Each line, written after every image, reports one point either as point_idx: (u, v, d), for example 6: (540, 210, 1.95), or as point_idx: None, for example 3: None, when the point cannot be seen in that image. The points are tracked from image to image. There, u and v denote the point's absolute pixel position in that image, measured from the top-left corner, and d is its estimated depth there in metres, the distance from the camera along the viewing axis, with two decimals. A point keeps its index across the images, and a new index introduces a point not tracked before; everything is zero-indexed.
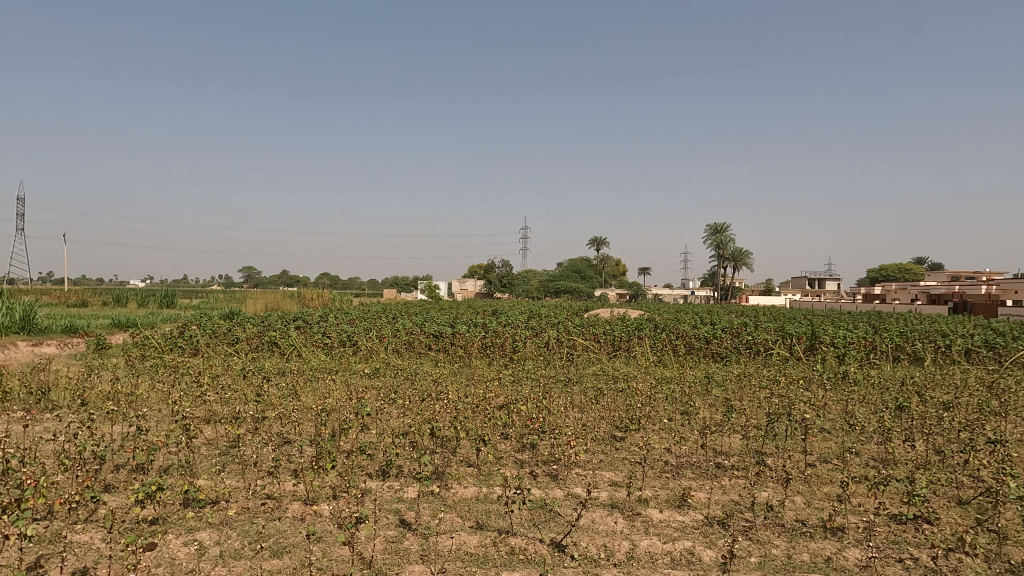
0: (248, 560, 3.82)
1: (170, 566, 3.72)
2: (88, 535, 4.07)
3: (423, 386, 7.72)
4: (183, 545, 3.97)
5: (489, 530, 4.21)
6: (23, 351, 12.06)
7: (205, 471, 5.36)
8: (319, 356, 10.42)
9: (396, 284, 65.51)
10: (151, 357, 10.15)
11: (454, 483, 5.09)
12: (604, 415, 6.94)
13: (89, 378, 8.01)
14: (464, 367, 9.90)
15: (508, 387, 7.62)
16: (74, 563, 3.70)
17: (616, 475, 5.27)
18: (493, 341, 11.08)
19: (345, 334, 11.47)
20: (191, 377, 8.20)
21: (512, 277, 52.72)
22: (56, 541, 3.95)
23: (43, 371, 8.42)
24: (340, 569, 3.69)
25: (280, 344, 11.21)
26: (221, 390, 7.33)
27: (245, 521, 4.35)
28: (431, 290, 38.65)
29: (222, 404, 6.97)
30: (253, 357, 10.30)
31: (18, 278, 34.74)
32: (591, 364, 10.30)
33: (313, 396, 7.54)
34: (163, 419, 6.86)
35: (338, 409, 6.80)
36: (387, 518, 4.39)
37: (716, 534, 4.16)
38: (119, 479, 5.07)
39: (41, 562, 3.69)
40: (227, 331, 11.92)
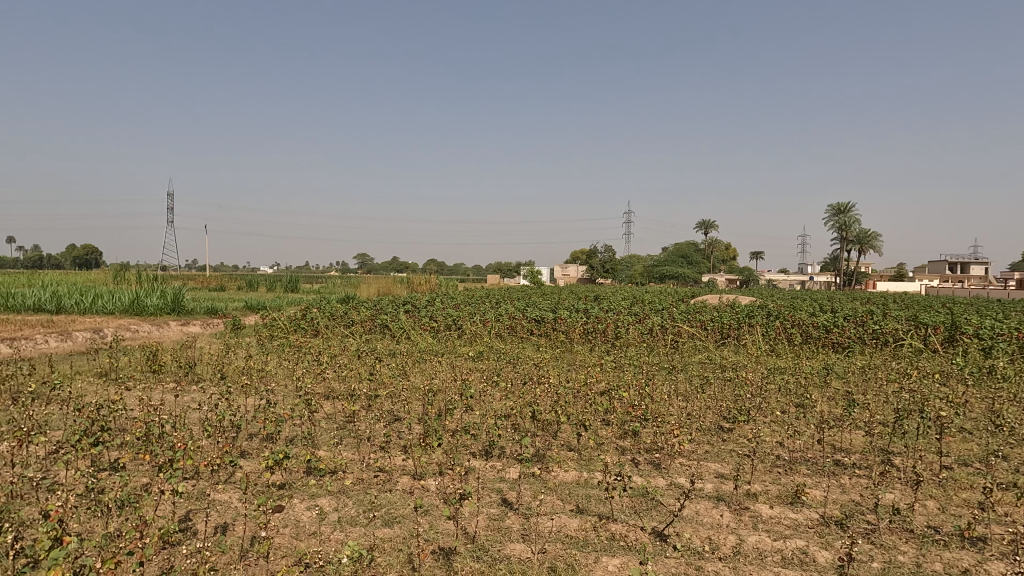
0: (363, 527, 4.09)
1: (295, 528, 4.08)
2: (228, 495, 4.55)
3: (526, 370, 7.85)
4: (307, 510, 4.33)
5: (590, 515, 4.22)
6: (174, 328, 13.61)
7: (326, 443, 5.81)
8: (426, 338, 10.89)
9: (500, 270, 66.89)
10: (278, 337, 11.10)
11: (555, 465, 5.15)
12: (710, 404, 6.70)
13: (227, 356, 8.94)
14: (567, 354, 9.92)
15: (610, 374, 7.56)
16: (216, 518, 4.16)
17: (722, 467, 5.08)
18: (595, 327, 11.00)
19: (451, 318, 11.85)
20: (312, 356, 8.90)
21: (615, 263, 51.85)
22: (202, 498, 4.45)
23: (192, 347, 9.50)
24: (446, 542, 3.87)
25: (391, 327, 11.79)
26: (339, 369, 7.89)
27: (359, 491, 4.66)
28: (531, 273, 39.14)
29: (339, 382, 7.50)
30: (367, 339, 10.96)
31: (170, 267, 39.71)
32: (697, 351, 9.98)
33: (421, 377, 7.89)
34: (289, 393, 7.50)
35: (445, 389, 7.08)
36: (490, 496, 4.53)
37: (833, 535, 3.90)
38: (252, 446, 5.61)
39: (191, 515, 4.18)
40: (344, 314, 12.73)
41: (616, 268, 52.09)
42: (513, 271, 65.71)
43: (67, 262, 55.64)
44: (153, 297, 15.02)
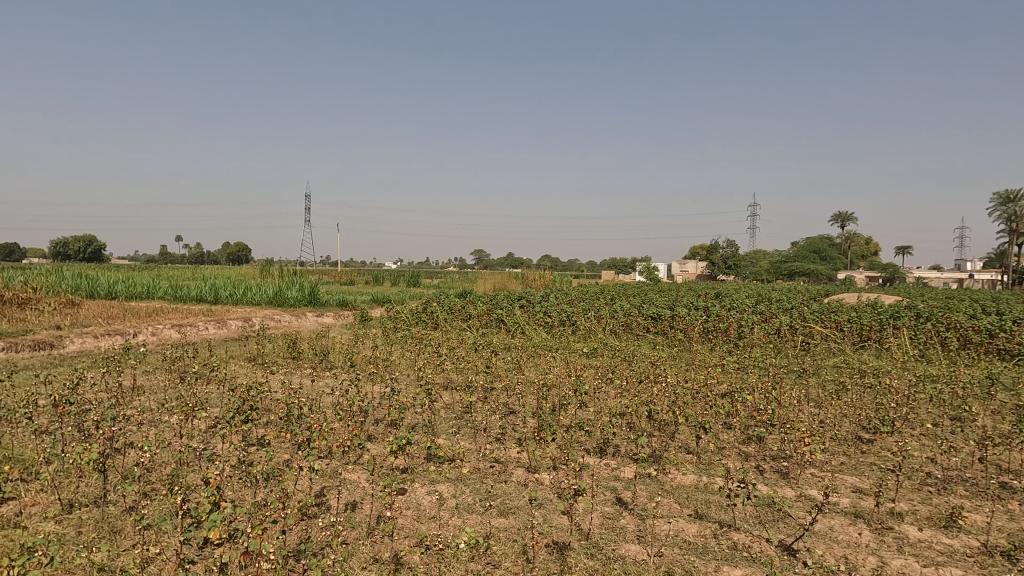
0: (479, 515, 4.21)
1: (417, 510, 4.28)
2: (357, 475, 4.88)
3: (641, 368, 7.68)
4: (427, 494, 4.53)
5: (709, 521, 4.04)
6: (310, 319, 14.82)
7: (445, 431, 6.05)
8: (540, 333, 10.99)
9: (614, 266, 65.97)
10: (401, 329, 11.73)
11: (672, 468, 4.98)
12: (847, 412, 6.16)
13: (357, 346, 9.58)
14: (685, 353, 9.56)
15: (733, 375, 7.19)
16: (347, 495, 4.48)
17: (861, 481, 4.65)
18: (716, 325, 10.51)
19: (565, 313, 11.87)
20: (432, 348, 9.31)
21: (738, 259, 49.24)
22: (335, 476, 4.81)
23: (326, 336, 10.28)
24: (559, 537, 3.88)
25: (506, 322, 12.02)
26: (457, 361, 8.19)
27: (476, 480, 4.80)
28: (648, 270, 38.19)
29: (457, 373, 7.77)
30: (483, 333, 11.26)
31: (307, 262, 43.28)
32: (831, 354, 9.22)
33: (536, 372, 7.98)
34: (411, 382, 7.89)
35: (559, 385, 7.10)
36: (604, 494, 4.48)
37: (999, 567, 3.43)
38: (378, 431, 5.96)
39: (325, 491, 4.53)
40: (462, 308, 13.17)
41: (739, 264, 49.47)
42: (628, 267, 64.52)
43: (223, 258, 62.51)
44: (293, 290, 16.46)
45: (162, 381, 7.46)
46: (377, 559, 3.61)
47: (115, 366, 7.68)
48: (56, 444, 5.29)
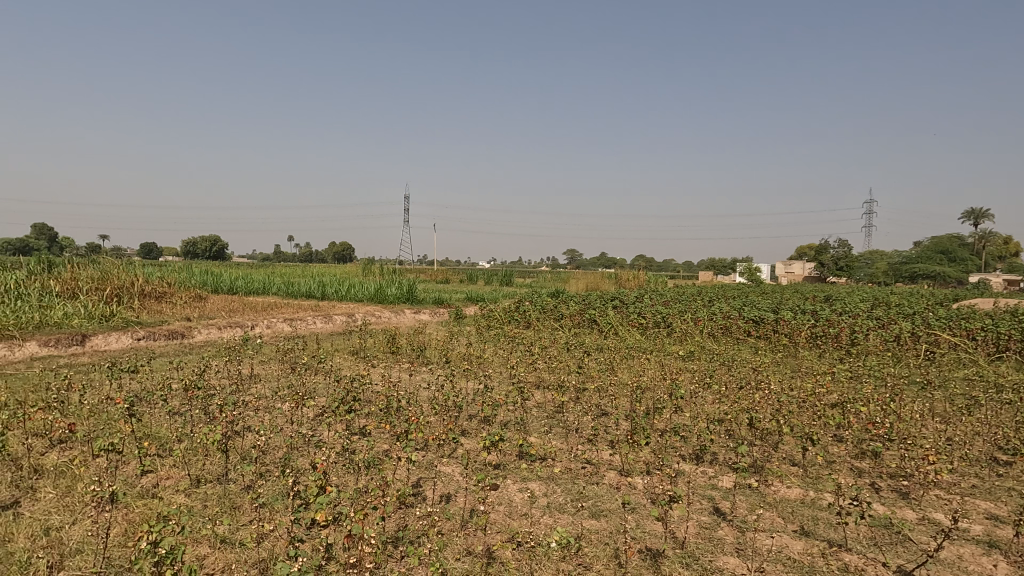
0: (571, 515, 4.20)
1: (509, 506, 4.33)
2: (452, 468, 5.01)
3: (742, 373, 7.34)
4: (519, 491, 4.58)
5: (817, 539, 3.79)
6: (409, 315, 15.41)
7: (537, 429, 6.08)
8: (634, 335, 10.79)
9: (713, 266, 63.51)
10: (495, 327, 11.93)
11: (775, 479, 4.72)
12: (980, 430, 5.56)
13: (452, 342, 9.85)
14: (791, 359, 9.04)
15: (844, 384, 6.71)
16: (442, 487, 4.61)
17: (997, 508, 4.18)
18: (826, 331, 9.85)
19: (660, 315, 11.58)
20: (525, 346, 9.39)
21: (851, 260, 45.85)
22: (431, 468, 4.96)
23: (423, 332, 10.65)
24: (653, 543, 3.78)
25: (599, 322, 11.90)
26: (549, 360, 8.20)
27: (568, 480, 4.79)
28: (750, 270, 36.43)
29: (549, 373, 7.79)
30: (575, 332, 11.21)
31: (405, 261, 45.04)
32: (961, 365, 8.37)
33: (629, 373, 7.84)
34: (504, 379, 8.00)
35: (653, 387, 6.94)
36: (700, 503, 4.32)
37: None
38: (472, 426, 6.09)
39: (421, 481, 4.69)
40: (554, 307, 13.19)
41: (852, 265, 46.06)
42: (727, 267, 61.88)
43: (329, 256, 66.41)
44: (392, 288, 17.18)
45: (276, 371, 8.04)
46: (470, 551, 3.68)
47: (235, 356, 8.36)
48: (186, 424, 5.84)
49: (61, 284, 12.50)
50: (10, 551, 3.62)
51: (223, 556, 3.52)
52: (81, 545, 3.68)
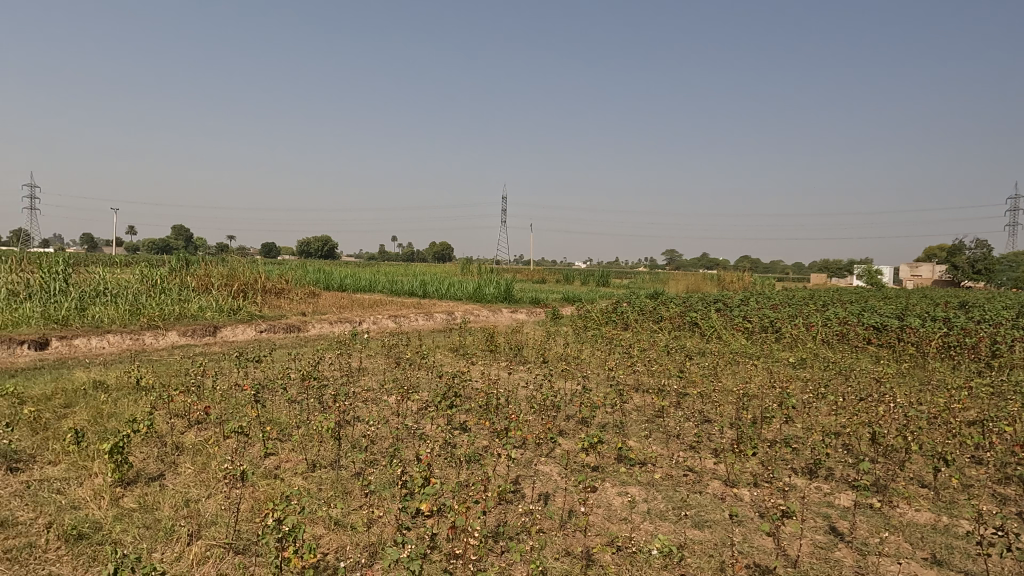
0: (672, 524, 4.08)
1: (608, 510, 4.28)
2: (549, 468, 5.03)
3: (861, 384, 6.81)
4: (618, 495, 4.51)
5: (952, 570, 3.44)
6: (506, 314, 15.63)
7: (636, 433, 5.97)
8: (739, 339, 10.31)
9: (826, 268, 59.38)
10: (592, 328, 11.84)
11: (902, 501, 4.33)
12: None
13: (549, 343, 9.89)
14: (918, 371, 8.28)
15: (985, 401, 6.03)
16: (540, 486, 4.63)
17: None
18: (961, 341, 8.91)
19: (768, 319, 10.99)
20: (623, 349, 9.25)
21: (992, 262, 41.21)
22: (529, 466, 5.01)
23: (520, 332, 10.78)
24: (761, 559, 3.60)
25: (701, 325, 11.49)
26: (649, 363, 8.03)
27: (669, 487, 4.67)
28: (869, 272, 33.70)
29: (648, 376, 7.63)
30: (675, 335, 10.89)
31: (502, 262, 45.88)
32: None
33: (734, 380, 7.51)
34: (602, 380, 7.92)
35: (761, 395, 6.60)
36: (815, 520, 4.05)
37: None
38: (570, 427, 6.09)
39: (520, 479, 4.75)
40: (653, 309, 12.89)
41: (992, 267, 41.39)
42: (843, 269, 57.61)
43: (430, 256, 68.90)
44: (490, 287, 17.52)
45: (382, 365, 8.44)
46: (569, 552, 3.68)
47: (346, 349, 8.88)
48: (303, 411, 6.27)
49: (197, 280, 13.84)
50: (157, 518, 4.05)
51: (337, 537, 3.75)
52: (215, 517, 4.06)
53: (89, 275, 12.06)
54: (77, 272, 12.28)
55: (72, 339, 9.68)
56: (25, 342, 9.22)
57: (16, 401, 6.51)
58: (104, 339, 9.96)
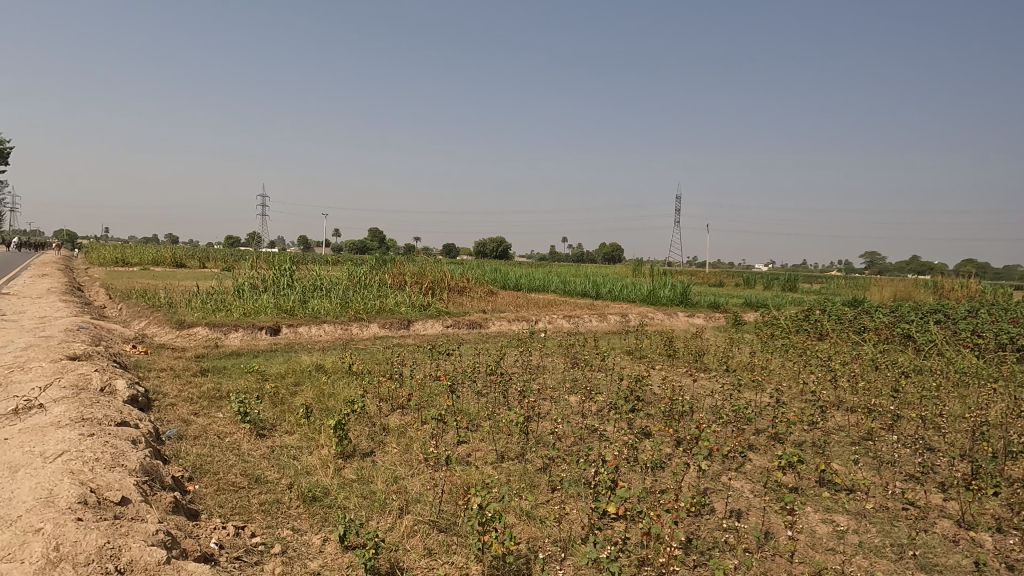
0: (891, 563, 3.63)
1: (811, 537, 3.93)
2: (741, 484, 4.75)
3: None
4: (822, 522, 4.12)
5: None
6: (683, 318, 15.06)
7: (840, 455, 5.40)
8: (968, 357, 8.84)
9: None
10: (780, 337, 10.95)
11: None
12: None
13: (733, 351, 9.34)
14: None
15: None
16: (732, 502, 4.38)
17: None
18: None
19: (1008, 336, 9.27)
20: (820, 361, 8.42)
21: None
22: (719, 480, 4.77)
23: (700, 337, 10.33)
24: None
25: (916, 340, 10.05)
26: (853, 379, 7.21)
27: (884, 520, 4.15)
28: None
29: (853, 393, 6.87)
30: (883, 349, 9.66)
31: (675, 263, 44.43)
32: None
33: (965, 404, 6.45)
34: (796, 394, 7.29)
35: (1003, 425, 5.58)
36: None
37: None
38: (761, 442, 5.69)
39: (710, 492, 4.53)
40: (854, 319, 11.56)
41: None
42: None
43: (599, 256, 68.88)
44: (666, 290, 17.01)
45: (560, 364, 8.62)
46: None
47: (526, 347, 9.21)
48: (490, 404, 6.63)
49: (393, 278, 15.29)
50: (373, 490, 4.55)
51: (529, 528, 3.90)
52: (420, 496, 4.45)
53: (309, 272, 13.93)
54: (300, 269, 14.25)
55: (297, 327, 11.25)
56: (264, 328, 10.90)
57: (259, 378, 7.73)
58: (321, 328, 11.43)
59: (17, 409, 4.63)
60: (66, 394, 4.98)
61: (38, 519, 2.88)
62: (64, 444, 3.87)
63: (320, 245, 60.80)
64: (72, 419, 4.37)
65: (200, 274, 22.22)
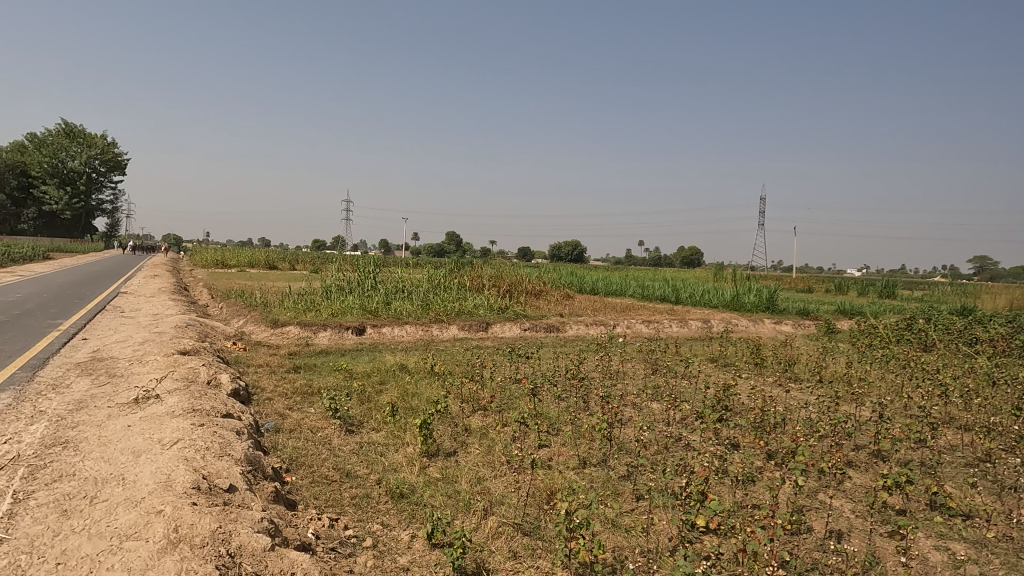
0: None
1: (924, 564, 3.63)
2: (841, 502, 4.46)
3: None
4: (936, 550, 3.80)
5: None
6: (769, 325, 14.40)
7: (954, 477, 4.96)
8: None
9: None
10: (879, 347, 10.24)
11: None
12: None
13: (827, 361, 8.81)
14: None
15: None
16: (831, 521, 4.12)
17: None
18: None
19: None
20: (926, 374, 7.79)
21: None
22: (816, 497, 4.50)
23: (790, 345, 9.83)
24: None
25: None
26: (966, 395, 6.62)
27: (1010, 552, 3.77)
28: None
29: (966, 410, 6.31)
30: (1000, 362, 8.82)
31: (759, 268, 42.61)
32: None
33: None
34: (900, 409, 6.78)
35: None
36: None
37: None
38: (861, 459, 5.33)
39: (807, 509, 4.29)
40: (964, 329, 10.64)
41: None
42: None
43: (678, 259, 67.15)
44: (751, 296, 16.32)
45: (641, 370, 8.44)
46: None
47: (605, 351, 9.09)
48: (570, 409, 6.59)
49: (472, 280, 15.53)
50: (457, 490, 4.62)
51: (615, 537, 3.83)
52: (503, 498, 4.47)
53: (392, 275, 14.38)
54: (384, 272, 14.73)
55: (381, 328, 11.64)
56: (350, 328, 11.36)
57: (347, 376, 8.06)
58: (403, 329, 11.77)
59: (138, 399, 5.04)
60: (179, 386, 5.38)
61: (158, 502, 3.11)
62: (178, 432, 4.17)
63: (400, 248, 62.70)
64: (184, 409, 4.71)
65: (292, 276, 23.47)
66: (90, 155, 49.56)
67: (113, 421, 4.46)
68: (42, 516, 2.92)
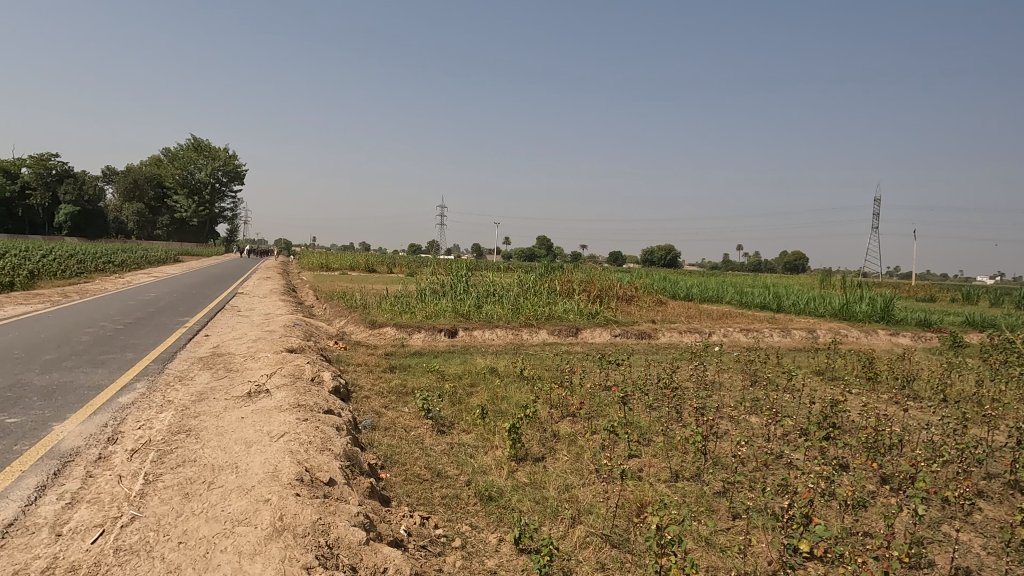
0: None
1: None
2: (969, 537, 4.02)
3: None
4: None
5: None
6: (883, 336, 13.30)
7: None
8: None
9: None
10: (1016, 364, 9.15)
11: None
12: None
13: (952, 379, 8.00)
14: None
15: None
16: (957, 557, 3.72)
17: None
18: None
19: None
20: None
21: None
22: (938, 528, 4.09)
23: (909, 359, 9.00)
24: None
25: None
26: None
27: None
28: None
29: None
30: None
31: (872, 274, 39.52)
32: None
33: None
34: None
35: None
36: None
37: None
38: (994, 489, 4.78)
39: (928, 541, 3.90)
40: None
41: None
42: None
43: (780, 265, 63.61)
44: (863, 304, 15.14)
45: (739, 382, 8.04)
46: None
47: (700, 360, 8.75)
48: (662, 418, 6.39)
49: (562, 285, 15.48)
50: (545, 496, 4.61)
51: (708, 556, 3.67)
52: (591, 507, 4.41)
53: (484, 279, 14.62)
54: (476, 276, 15.01)
55: (472, 331, 11.86)
56: (443, 330, 11.67)
57: (439, 377, 8.28)
58: (493, 332, 11.93)
59: (251, 393, 5.44)
60: (286, 382, 5.75)
61: (266, 491, 3.33)
62: (286, 426, 4.45)
63: (492, 253, 63.72)
64: (291, 404, 5.02)
65: (390, 279, 24.42)
66: (214, 167, 54.26)
67: (229, 413, 4.83)
68: (168, 497, 3.21)
